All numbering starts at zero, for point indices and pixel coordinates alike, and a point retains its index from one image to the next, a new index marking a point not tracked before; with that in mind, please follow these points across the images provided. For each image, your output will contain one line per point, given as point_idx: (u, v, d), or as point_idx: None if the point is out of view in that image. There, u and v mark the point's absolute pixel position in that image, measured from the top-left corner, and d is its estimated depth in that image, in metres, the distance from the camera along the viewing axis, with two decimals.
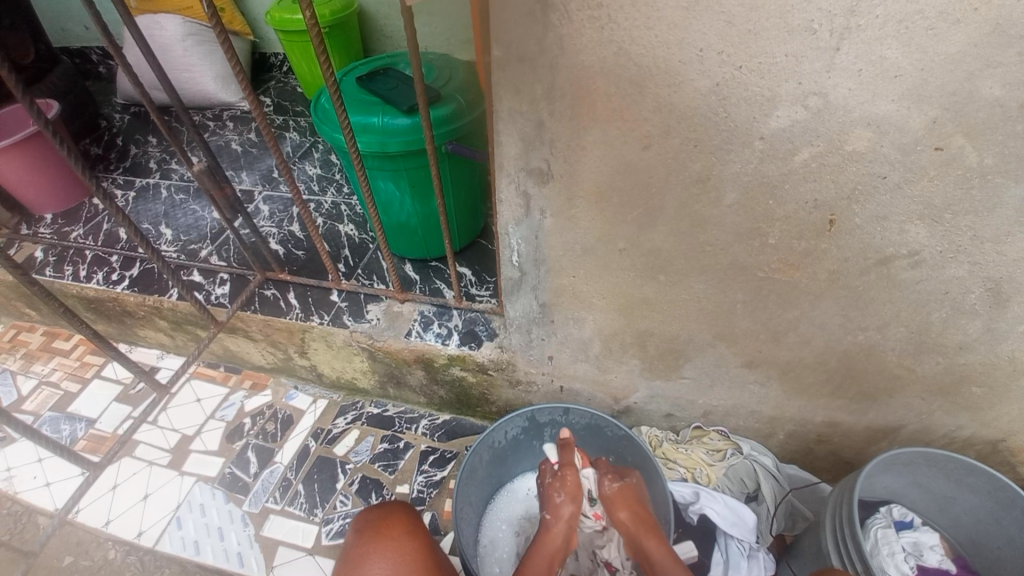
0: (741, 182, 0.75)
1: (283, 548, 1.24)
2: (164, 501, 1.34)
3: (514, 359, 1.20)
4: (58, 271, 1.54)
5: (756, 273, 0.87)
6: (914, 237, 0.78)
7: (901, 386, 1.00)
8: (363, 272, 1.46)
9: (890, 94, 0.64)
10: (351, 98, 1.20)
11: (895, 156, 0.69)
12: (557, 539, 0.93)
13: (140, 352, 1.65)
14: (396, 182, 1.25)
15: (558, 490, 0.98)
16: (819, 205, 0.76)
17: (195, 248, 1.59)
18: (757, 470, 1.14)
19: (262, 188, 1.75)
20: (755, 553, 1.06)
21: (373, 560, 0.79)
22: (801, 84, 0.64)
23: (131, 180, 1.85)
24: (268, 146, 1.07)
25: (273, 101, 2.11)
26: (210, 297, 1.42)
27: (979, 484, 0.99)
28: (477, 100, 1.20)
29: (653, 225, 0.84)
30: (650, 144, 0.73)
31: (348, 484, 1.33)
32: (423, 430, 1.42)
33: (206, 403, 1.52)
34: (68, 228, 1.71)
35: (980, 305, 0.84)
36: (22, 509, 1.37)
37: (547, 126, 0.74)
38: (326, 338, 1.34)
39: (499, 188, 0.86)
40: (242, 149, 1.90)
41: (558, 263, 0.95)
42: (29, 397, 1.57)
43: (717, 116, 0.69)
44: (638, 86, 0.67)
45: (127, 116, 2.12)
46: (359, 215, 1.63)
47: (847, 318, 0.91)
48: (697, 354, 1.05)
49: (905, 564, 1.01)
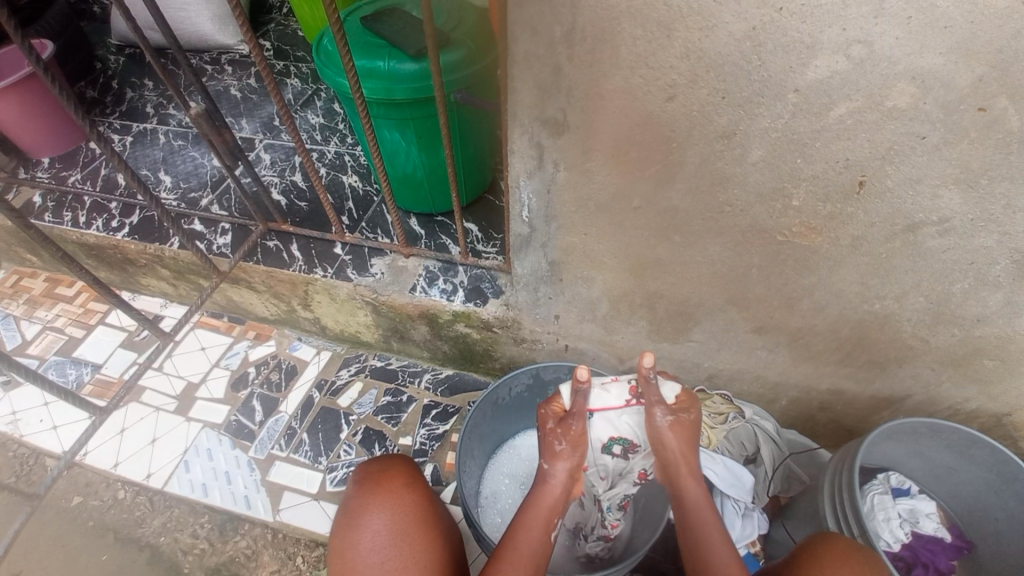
0: (769, 139, 0.71)
1: (288, 493, 1.27)
2: (171, 446, 1.37)
3: (520, 317, 1.19)
4: (57, 216, 1.51)
5: (775, 237, 0.84)
6: (945, 203, 0.74)
7: (912, 356, 0.98)
8: (368, 225, 1.42)
9: (939, 46, 0.59)
10: (356, 40, 1.13)
11: (937, 115, 0.65)
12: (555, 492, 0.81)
13: (143, 299, 1.64)
14: (402, 132, 1.20)
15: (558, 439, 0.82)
16: (849, 165, 0.72)
17: (196, 196, 1.55)
18: (758, 434, 1.14)
19: (263, 135, 1.69)
20: (749, 511, 1.09)
21: (372, 512, 0.80)
22: (844, 31, 0.59)
23: (128, 125, 1.79)
24: (269, 89, 1.01)
25: (272, 43, 2.01)
26: (212, 247, 1.39)
27: (981, 455, 0.99)
28: (488, 45, 1.14)
29: (671, 182, 0.80)
30: (674, 95, 0.68)
31: (352, 434, 1.35)
32: (427, 384, 1.43)
33: (210, 351, 1.53)
34: (66, 172, 1.67)
35: (1005, 277, 0.81)
36: (29, 452, 1.40)
37: (565, 72, 0.69)
38: (330, 291, 1.33)
39: (511, 139, 0.82)
40: (241, 94, 1.83)
41: (569, 219, 0.91)
42: (33, 342, 1.58)
43: (750, 65, 0.64)
44: (667, 29, 0.62)
45: (122, 58, 2.03)
46: (363, 166, 1.58)
47: (865, 285, 0.88)
48: (706, 317, 1.04)
49: (900, 529, 1.04)
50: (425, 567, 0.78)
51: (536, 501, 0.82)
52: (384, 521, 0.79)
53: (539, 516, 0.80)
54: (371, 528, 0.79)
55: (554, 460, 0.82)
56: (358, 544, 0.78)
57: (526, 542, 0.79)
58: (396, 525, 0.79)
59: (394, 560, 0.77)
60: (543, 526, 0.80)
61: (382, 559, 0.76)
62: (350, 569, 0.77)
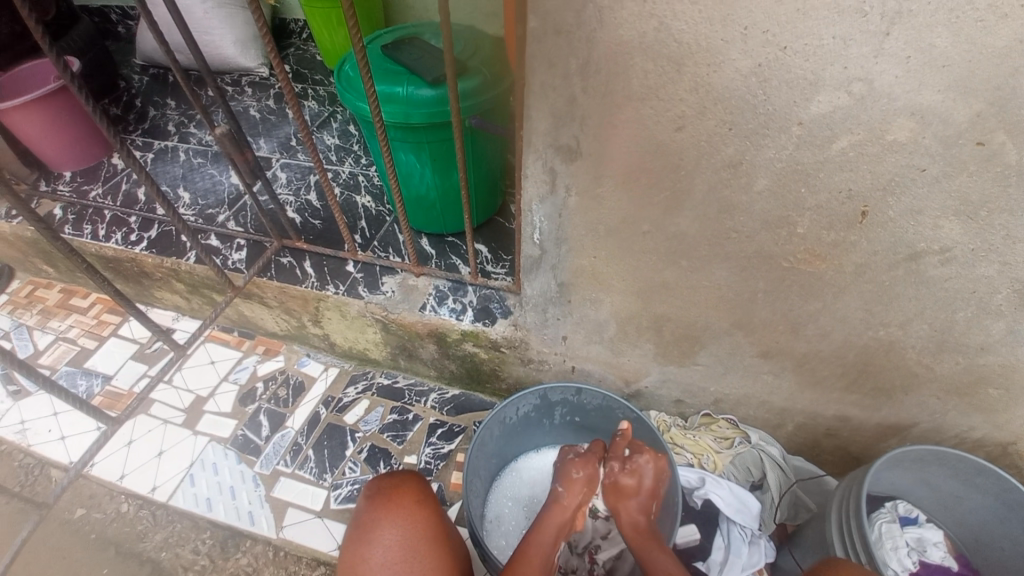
0: (774, 169, 0.74)
1: (292, 509, 1.27)
2: (178, 459, 1.37)
3: (527, 337, 1.21)
4: (78, 229, 1.55)
5: (780, 263, 0.86)
6: (947, 233, 0.76)
7: (917, 384, 0.99)
8: (380, 244, 1.45)
9: (936, 84, 0.62)
10: (376, 66, 1.19)
11: (936, 149, 0.67)
12: (568, 515, 0.90)
13: (156, 312, 1.67)
14: (417, 155, 1.25)
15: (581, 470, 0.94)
16: (852, 195, 0.74)
17: (213, 212, 1.59)
18: (764, 460, 1.15)
19: (280, 155, 1.74)
20: (755, 539, 1.08)
21: (384, 527, 0.80)
22: (845, 69, 0.62)
23: (149, 141, 1.85)
24: (291, 111, 1.06)
25: (292, 67, 2.08)
26: (227, 262, 1.43)
27: (988, 486, 0.99)
28: (503, 73, 1.18)
29: (679, 208, 0.82)
30: (682, 125, 0.72)
31: (357, 452, 1.35)
32: (433, 403, 1.44)
33: (220, 365, 1.55)
34: (87, 186, 1.72)
35: (1007, 307, 0.83)
36: (35, 462, 1.41)
37: (578, 102, 0.73)
38: (341, 308, 1.35)
39: (525, 164, 0.86)
40: (260, 115, 1.89)
41: (579, 242, 0.94)
42: (46, 351, 1.61)
43: (756, 99, 0.67)
44: (677, 64, 0.66)
45: (146, 77, 2.10)
46: (376, 186, 1.62)
47: (869, 312, 0.90)
48: (713, 341, 1.05)
49: (908, 559, 1.03)
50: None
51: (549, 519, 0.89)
52: (395, 536, 0.80)
53: (551, 532, 0.88)
54: (382, 543, 0.79)
55: (573, 488, 0.92)
56: (370, 559, 0.78)
57: (537, 552, 0.85)
58: (408, 540, 0.80)
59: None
60: (552, 545, 0.87)
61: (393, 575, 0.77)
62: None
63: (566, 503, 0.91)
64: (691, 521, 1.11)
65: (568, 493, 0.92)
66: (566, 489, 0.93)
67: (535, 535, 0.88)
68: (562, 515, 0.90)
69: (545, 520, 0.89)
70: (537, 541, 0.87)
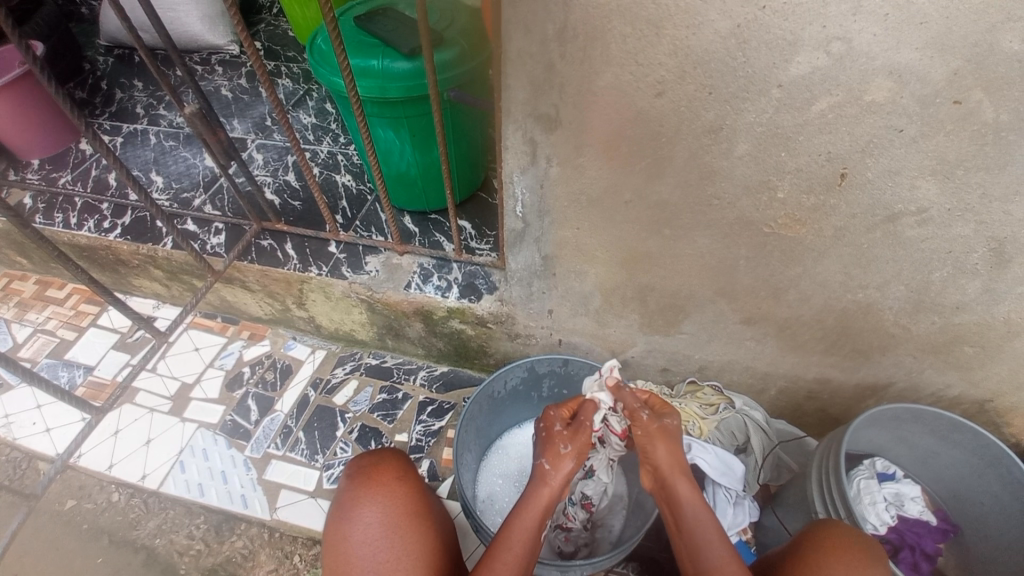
0: (755, 133, 0.73)
1: (286, 491, 1.28)
2: (167, 446, 1.37)
3: (514, 312, 1.21)
4: (48, 218, 1.50)
5: (761, 228, 0.87)
6: (924, 193, 0.77)
7: (895, 345, 1.02)
8: (362, 224, 1.43)
9: (914, 42, 0.61)
10: (350, 38, 1.15)
11: (914, 108, 0.68)
12: (557, 494, 0.82)
13: (137, 301, 1.64)
14: (396, 131, 1.22)
15: (568, 441, 0.86)
16: (832, 157, 0.75)
17: (189, 196, 1.55)
18: (748, 424, 1.17)
19: (255, 135, 1.69)
20: (740, 500, 1.12)
21: (364, 505, 0.81)
22: (824, 28, 0.62)
23: (118, 125, 1.78)
24: (263, 88, 1.02)
25: (263, 44, 2.01)
26: (206, 247, 1.40)
27: (963, 440, 1.02)
28: (480, 44, 1.15)
29: (660, 176, 0.82)
30: (663, 91, 0.71)
31: (348, 432, 1.36)
32: (422, 381, 1.44)
33: (205, 352, 1.53)
34: (56, 173, 1.66)
35: (982, 265, 0.84)
36: (20, 456, 1.39)
37: (557, 69, 0.71)
38: (325, 290, 1.34)
39: (505, 135, 0.84)
40: (232, 95, 1.83)
41: (562, 214, 0.93)
42: (24, 344, 1.57)
43: (735, 61, 0.66)
44: (655, 27, 0.65)
45: (111, 58, 2.02)
46: (356, 165, 1.59)
47: (849, 275, 0.91)
48: (697, 309, 1.06)
49: (885, 513, 1.08)
50: (418, 558, 0.79)
51: (534, 500, 0.81)
52: (376, 514, 0.81)
53: (536, 513, 0.80)
54: (363, 521, 0.80)
55: (560, 463, 0.84)
56: (352, 536, 0.79)
57: (519, 535, 0.78)
58: (389, 517, 0.81)
59: (386, 552, 0.78)
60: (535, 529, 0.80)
61: (374, 551, 0.78)
62: (342, 562, 0.78)
63: (554, 481, 0.83)
64: None
65: (555, 469, 0.84)
66: (553, 462, 0.84)
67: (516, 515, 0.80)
68: (547, 493, 0.82)
69: (528, 500, 0.81)
70: (521, 521, 0.79)
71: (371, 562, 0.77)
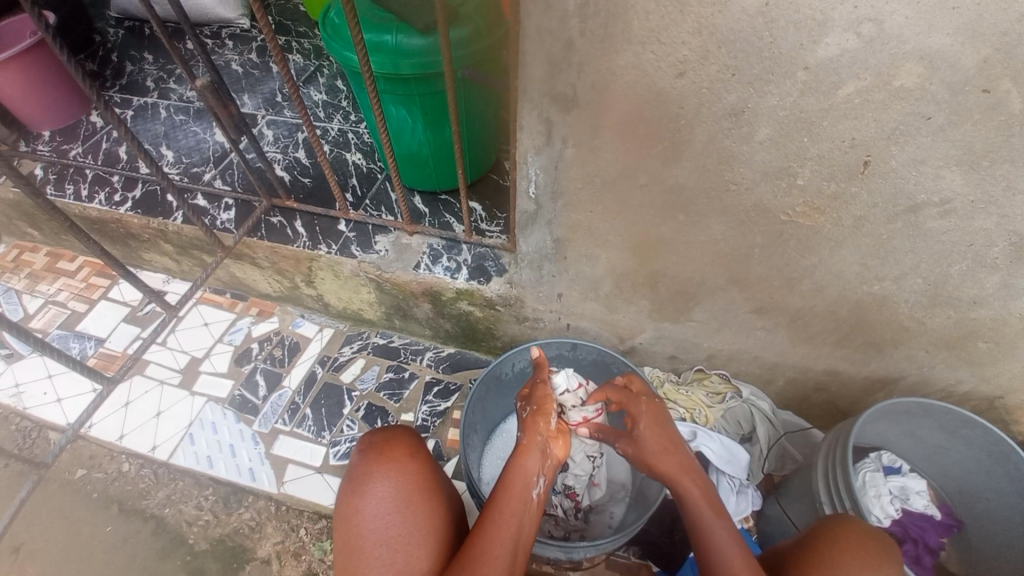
0: (777, 117, 0.72)
1: (293, 465, 1.30)
2: (176, 419, 1.38)
3: (523, 295, 1.20)
4: (59, 190, 1.51)
5: (778, 216, 0.85)
6: (948, 184, 0.75)
7: (908, 338, 1.00)
8: (372, 203, 1.42)
9: (947, 26, 0.59)
10: (363, 13, 1.13)
11: (943, 95, 0.66)
12: (538, 456, 0.85)
13: (147, 275, 1.64)
14: (408, 109, 1.21)
15: (526, 409, 0.94)
16: (855, 144, 0.73)
17: (199, 170, 1.55)
18: (754, 413, 1.18)
19: (266, 111, 1.68)
20: (744, 489, 1.12)
21: (376, 480, 0.82)
22: (856, 8, 0.60)
23: (128, 98, 1.77)
24: (276, 63, 1.01)
25: (274, 18, 1.99)
26: (216, 222, 1.40)
27: (972, 436, 1.01)
28: (495, 21, 1.13)
29: (678, 160, 0.81)
30: (684, 71, 0.69)
31: (355, 410, 1.37)
32: (429, 362, 1.45)
33: (214, 327, 1.54)
34: (67, 146, 1.65)
35: (1002, 259, 0.83)
36: (33, 425, 1.41)
37: (576, 47, 0.70)
38: (334, 268, 1.34)
39: (520, 115, 0.83)
40: (242, 69, 1.81)
41: (575, 197, 0.92)
42: (36, 315, 1.59)
43: (761, 41, 0.64)
44: (679, 4, 0.63)
45: (121, 31, 2.00)
46: (366, 143, 1.57)
47: (865, 266, 0.90)
48: (708, 297, 1.05)
49: (889, 505, 1.08)
50: (429, 532, 0.80)
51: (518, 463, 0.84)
52: (387, 488, 0.81)
53: (522, 479, 0.82)
54: (375, 495, 0.81)
55: (529, 428, 0.90)
56: (364, 511, 0.80)
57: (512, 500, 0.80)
58: (401, 491, 0.81)
59: (398, 526, 0.79)
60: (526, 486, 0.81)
61: (386, 524, 0.79)
62: (353, 536, 0.79)
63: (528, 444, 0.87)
64: None
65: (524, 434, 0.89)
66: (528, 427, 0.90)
67: (506, 485, 0.82)
68: (530, 457, 0.85)
69: (515, 466, 0.84)
70: (511, 490, 0.81)
71: (382, 535, 0.78)
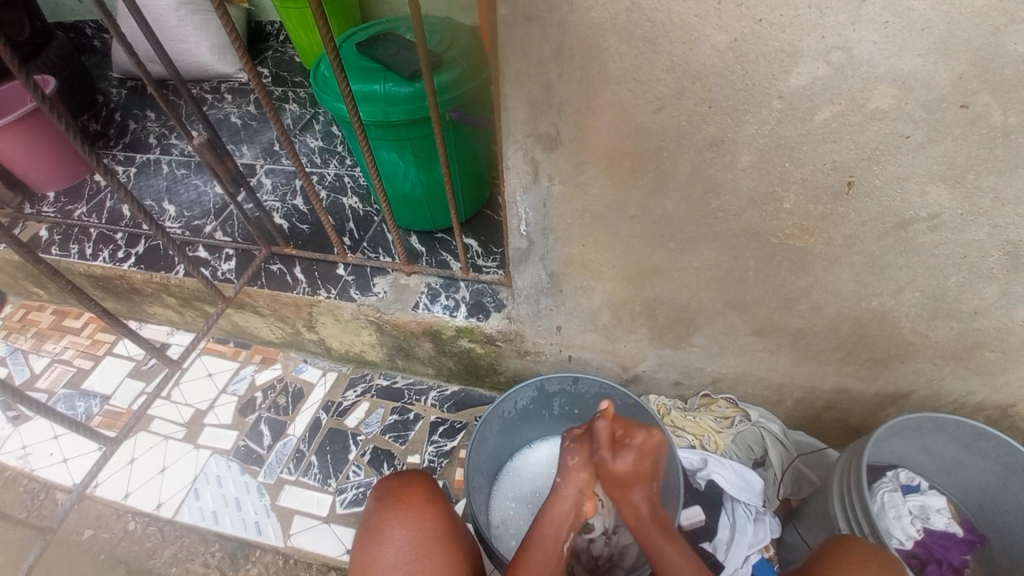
0: (757, 144, 0.73)
1: (299, 516, 1.27)
2: (181, 473, 1.37)
3: (522, 330, 1.20)
4: (64, 250, 1.53)
5: (769, 239, 0.86)
6: (934, 199, 0.75)
7: (913, 352, 0.99)
8: (369, 245, 1.44)
9: (915, 48, 0.61)
10: (352, 64, 1.17)
11: (919, 114, 0.67)
12: (569, 506, 0.84)
13: (150, 328, 1.66)
14: (400, 152, 1.23)
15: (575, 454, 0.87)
16: (837, 166, 0.74)
17: (200, 224, 1.57)
18: (765, 437, 1.16)
19: (264, 161, 1.72)
20: (760, 516, 1.09)
21: (393, 528, 0.80)
22: (823, 38, 0.61)
23: (131, 156, 1.82)
24: (269, 116, 1.04)
25: (270, 71, 2.05)
26: (217, 273, 1.41)
27: (988, 449, 0.99)
28: (480, 65, 1.17)
29: (664, 191, 0.82)
30: (662, 106, 0.71)
31: (360, 455, 1.35)
32: (433, 401, 1.43)
33: (218, 377, 1.54)
34: (71, 206, 1.69)
35: (998, 269, 0.82)
36: (39, 486, 1.40)
37: (555, 89, 0.72)
38: (334, 312, 1.34)
39: (506, 155, 0.84)
40: (241, 121, 1.87)
41: (566, 231, 0.93)
42: (42, 375, 1.60)
43: (734, 74, 0.66)
44: (651, 44, 0.65)
45: (123, 91, 2.07)
46: (362, 187, 1.60)
47: (862, 283, 0.89)
48: (708, 322, 1.05)
49: (912, 526, 1.04)
50: None
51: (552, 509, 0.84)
52: (406, 536, 0.79)
53: (555, 523, 0.83)
54: (393, 544, 0.79)
55: (571, 477, 0.85)
56: (381, 560, 0.78)
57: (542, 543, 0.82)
58: (420, 540, 0.79)
59: None
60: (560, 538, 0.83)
61: (407, 574, 0.77)
62: None
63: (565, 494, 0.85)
64: (695, 503, 1.12)
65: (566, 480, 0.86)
66: (612, 457, 0.83)
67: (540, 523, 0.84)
68: (565, 506, 0.85)
69: (548, 510, 0.85)
70: (544, 531, 0.83)
71: None
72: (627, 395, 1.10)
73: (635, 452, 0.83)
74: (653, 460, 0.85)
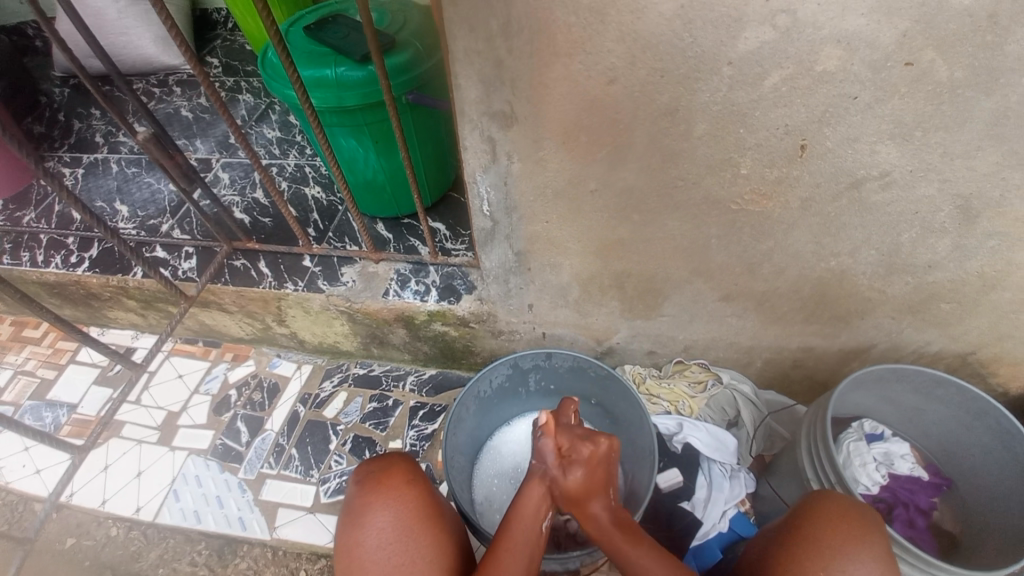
0: (712, 112, 0.73)
1: (284, 509, 1.27)
2: (158, 477, 1.35)
3: (494, 310, 1.20)
4: (14, 257, 1.46)
5: (729, 206, 0.86)
6: (885, 157, 0.77)
7: (872, 308, 1.02)
8: (335, 235, 1.41)
9: (859, 8, 0.61)
10: (300, 50, 1.12)
11: (866, 74, 0.67)
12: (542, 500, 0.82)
13: (114, 333, 1.61)
14: (358, 139, 1.20)
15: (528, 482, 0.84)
16: (790, 130, 0.74)
17: (155, 222, 1.52)
18: (737, 399, 1.20)
19: (219, 154, 1.66)
20: (736, 472, 1.14)
21: (375, 510, 0.80)
22: (769, 2, 0.61)
23: (78, 157, 1.74)
24: (218, 111, 0.99)
25: (220, 60, 1.97)
26: (177, 272, 1.37)
27: (947, 394, 1.04)
28: (434, 44, 1.14)
29: (623, 163, 0.81)
30: (615, 77, 0.70)
31: (341, 444, 1.35)
32: (411, 386, 1.43)
33: (189, 378, 1.51)
34: (19, 213, 1.61)
35: (949, 223, 0.85)
36: (17, 500, 1.36)
37: (506, 64, 0.70)
38: (303, 304, 1.32)
39: (462, 135, 0.82)
40: (192, 114, 1.79)
41: (529, 209, 0.92)
42: (6, 388, 1.54)
43: (683, 42, 0.65)
44: (600, 14, 0.64)
45: (66, 89, 1.96)
46: (324, 175, 1.56)
47: (820, 244, 0.91)
48: (675, 291, 1.06)
49: (875, 472, 1.09)
50: (432, 560, 0.79)
51: (521, 506, 0.82)
52: (387, 518, 0.80)
53: (529, 514, 0.81)
54: (375, 526, 0.79)
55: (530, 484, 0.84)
56: (363, 542, 0.78)
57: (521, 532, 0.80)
58: (402, 521, 0.80)
59: (402, 555, 0.77)
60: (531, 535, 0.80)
61: (388, 555, 0.77)
62: (355, 567, 0.78)
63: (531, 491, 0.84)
64: (672, 466, 1.15)
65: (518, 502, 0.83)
66: (563, 474, 0.82)
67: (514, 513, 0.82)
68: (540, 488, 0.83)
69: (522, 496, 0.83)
70: (519, 519, 0.81)
71: (385, 565, 0.77)
72: (599, 363, 1.11)
73: (584, 464, 0.82)
74: (604, 468, 0.83)
